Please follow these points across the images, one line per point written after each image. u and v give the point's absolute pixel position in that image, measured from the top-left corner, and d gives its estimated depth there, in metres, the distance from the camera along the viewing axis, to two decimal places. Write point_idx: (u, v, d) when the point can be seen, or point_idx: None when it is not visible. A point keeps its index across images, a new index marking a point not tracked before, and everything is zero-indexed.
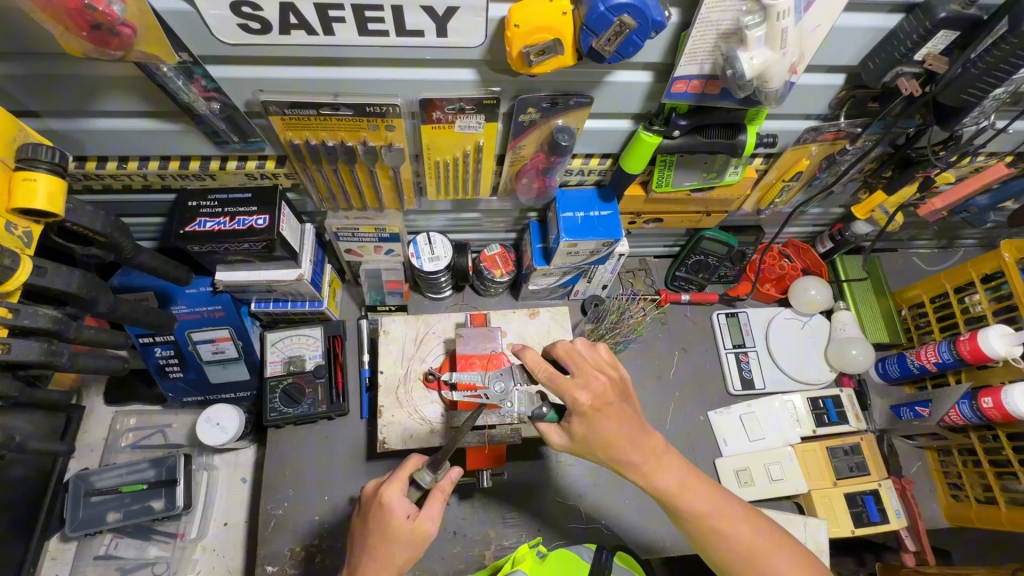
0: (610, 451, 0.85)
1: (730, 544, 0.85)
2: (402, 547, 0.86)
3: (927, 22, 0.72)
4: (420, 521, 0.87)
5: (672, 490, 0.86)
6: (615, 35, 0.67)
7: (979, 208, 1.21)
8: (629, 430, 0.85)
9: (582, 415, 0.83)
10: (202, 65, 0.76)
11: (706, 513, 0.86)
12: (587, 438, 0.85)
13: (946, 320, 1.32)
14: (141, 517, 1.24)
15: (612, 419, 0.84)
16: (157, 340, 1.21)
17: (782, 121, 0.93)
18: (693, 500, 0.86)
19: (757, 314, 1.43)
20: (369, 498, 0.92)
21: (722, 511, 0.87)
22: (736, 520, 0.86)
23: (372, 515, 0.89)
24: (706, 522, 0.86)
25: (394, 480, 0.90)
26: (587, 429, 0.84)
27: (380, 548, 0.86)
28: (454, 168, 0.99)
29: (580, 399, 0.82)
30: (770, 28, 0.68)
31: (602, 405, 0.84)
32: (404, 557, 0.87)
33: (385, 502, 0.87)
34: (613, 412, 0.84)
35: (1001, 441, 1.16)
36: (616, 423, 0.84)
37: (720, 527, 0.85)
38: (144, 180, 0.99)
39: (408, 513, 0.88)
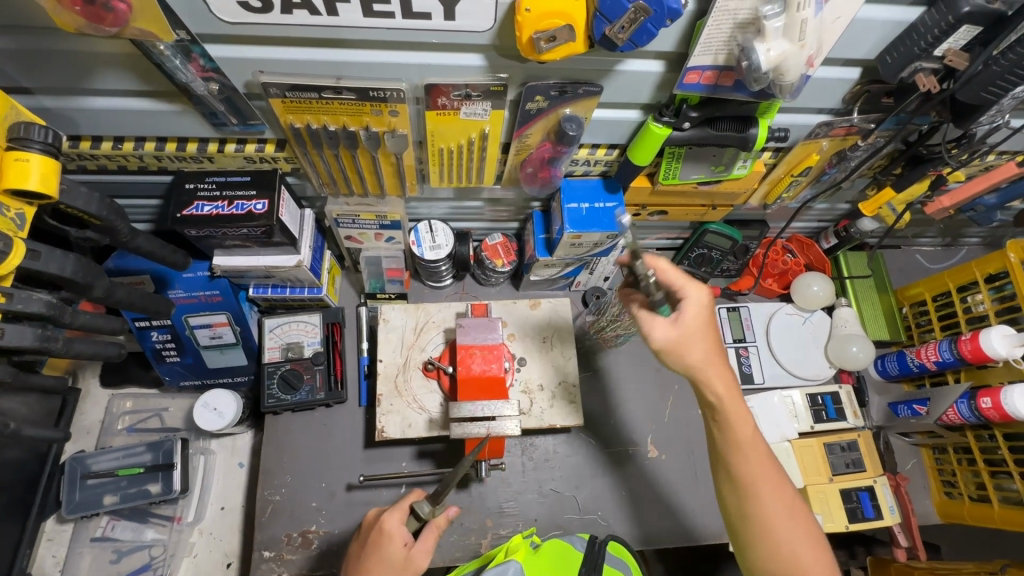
0: (679, 370, 0.82)
1: (773, 499, 0.82)
2: None
3: (950, 15, 0.70)
4: (415, 551, 0.87)
5: (743, 436, 0.83)
6: (629, 22, 0.65)
7: (987, 207, 1.19)
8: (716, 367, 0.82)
9: (688, 328, 0.81)
10: (200, 44, 0.73)
11: (762, 467, 0.83)
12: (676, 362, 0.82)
13: (947, 319, 1.32)
14: (138, 500, 1.24)
15: (706, 346, 0.82)
16: (154, 324, 1.19)
17: (794, 115, 0.92)
18: (753, 452, 0.84)
19: (758, 309, 1.42)
20: (371, 525, 0.92)
21: (774, 472, 0.84)
22: (783, 482, 0.84)
23: (370, 540, 0.89)
24: (760, 506, 0.82)
25: (396, 508, 0.90)
26: (689, 329, 0.81)
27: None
28: (459, 155, 0.97)
29: (701, 295, 0.83)
30: (790, 18, 0.67)
31: (705, 325, 0.82)
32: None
33: (384, 529, 0.88)
34: (714, 342, 0.83)
35: (998, 441, 1.17)
36: (704, 349, 0.82)
37: (769, 484, 0.83)
38: (140, 161, 0.97)
39: (405, 541, 0.88)
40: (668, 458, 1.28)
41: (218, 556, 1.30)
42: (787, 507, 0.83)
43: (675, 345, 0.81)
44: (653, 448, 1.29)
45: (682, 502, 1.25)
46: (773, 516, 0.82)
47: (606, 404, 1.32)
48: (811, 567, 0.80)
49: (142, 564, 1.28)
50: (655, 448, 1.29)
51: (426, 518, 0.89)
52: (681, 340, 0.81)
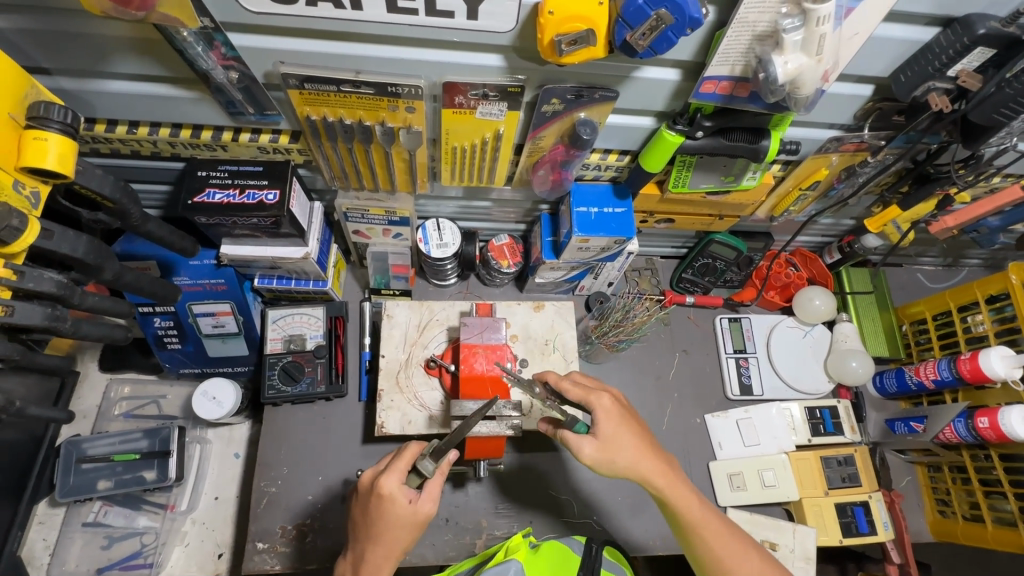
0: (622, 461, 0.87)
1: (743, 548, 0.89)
2: (403, 532, 0.87)
3: (966, 37, 0.71)
4: (421, 503, 0.88)
5: (686, 505, 0.88)
6: (650, 29, 0.66)
7: (991, 228, 1.21)
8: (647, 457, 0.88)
9: (610, 426, 0.87)
10: (223, 32, 0.73)
11: (714, 535, 0.89)
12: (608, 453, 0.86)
13: (947, 338, 1.33)
14: (133, 487, 1.23)
15: (632, 440, 0.88)
16: (157, 310, 1.19)
17: (807, 128, 0.93)
18: (706, 520, 0.89)
19: (760, 321, 1.43)
20: (368, 488, 0.90)
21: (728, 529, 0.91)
22: (738, 538, 0.91)
23: (373, 506, 0.88)
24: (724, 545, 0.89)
25: (393, 469, 0.88)
26: (612, 434, 0.87)
27: (387, 537, 0.87)
28: (472, 154, 0.97)
29: (604, 401, 0.89)
30: (809, 32, 0.66)
31: (624, 422, 0.88)
32: (406, 539, 0.89)
33: (385, 494, 0.86)
34: (633, 430, 0.89)
35: (993, 461, 1.18)
36: (633, 439, 0.88)
37: (724, 543, 0.89)
38: (154, 146, 0.97)
39: (410, 497, 0.87)
40: None
41: (209, 546, 1.30)
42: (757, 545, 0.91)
43: (606, 450, 0.86)
44: None
45: None
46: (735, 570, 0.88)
47: None
48: None
49: (133, 551, 1.27)
50: None
51: (432, 471, 0.88)
52: (608, 447, 0.86)
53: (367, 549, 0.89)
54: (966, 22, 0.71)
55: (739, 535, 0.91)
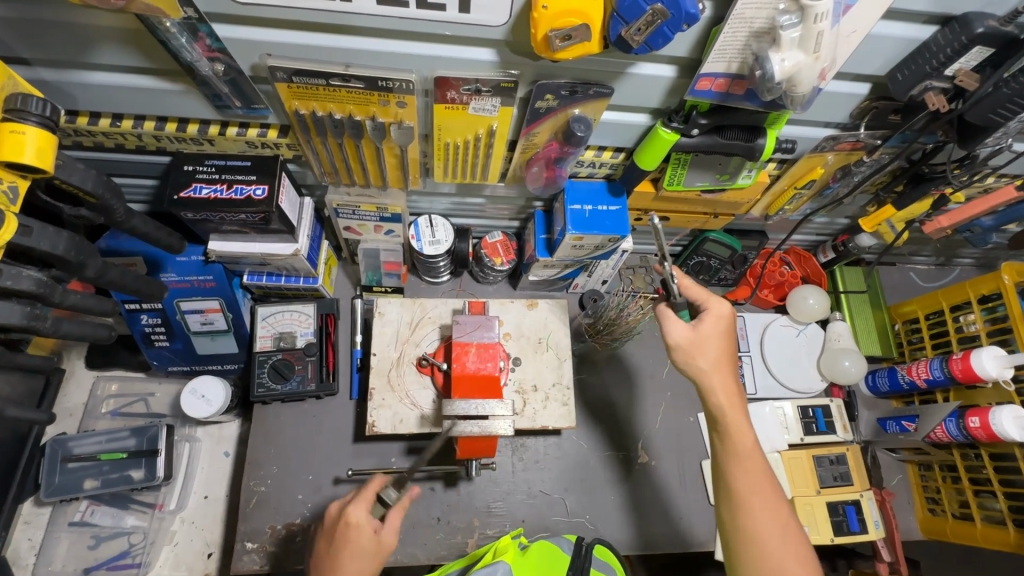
0: (704, 368, 0.92)
1: (768, 495, 0.87)
2: (366, 563, 0.87)
3: (963, 36, 0.70)
4: (384, 533, 0.91)
5: (743, 446, 0.89)
6: (646, 24, 0.64)
7: (984, 228, 1.21)
8: (724, 375, 0.92)
9: (709, 325, 0.93)
10: (207, 23, 0.71)
11: (754, 496, 0.87)
12: (691, 347, 0.92)
13: (939, 337, 1.33)
14: (120, 486, 1.22)
15: (719, 353, 0.93)
16: (144, 307, 1.18)
17: (802, 127, 0.92)
18: (756, 470, 0.88)
19: (753, 319, 1.43)
20: (334, 520, 0.93)
21: (771, 485, 0.87)
22: (776, 497, 0.87)
23: (339, 535, 0.89)
24: (750, 487, 0.87)
25: (359, 498, 0.92)
26: (705, 334, 0.93)
27: (348, 570, 0.86)
28: (465, 150, 0.96)
29: (723, 308, 0.94)
30: (806, 30, 0.65)
31: (720, 334, 0.93)
32: (368, 575, 0.88)
33: (352, 522, 0.89)
34: (725, 347, 0.93)
35: (984, 460, 1.18)
36: (717, 358, 0.92)
37: (755, 507, 0.86)
38: (138, 140, 0.95)
39: (374, 527, 0.90)
40: (659, 463, 1.29)
41: (199, 545, 1.29)
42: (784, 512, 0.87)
43: (695, 343, 0.92)
44: (645, 454, 1.30)
45: (673, 509, 1.25)
46: (754, 536, 0.85)
47: (599, 408, 1.33)
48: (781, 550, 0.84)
49: (120, 551, 1.26)
50: (645, 452, 1.30)
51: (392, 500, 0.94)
52: (694, 342, 0.92)
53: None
54: (964, 21, 0.70)
55: (780, 508, 0.86)
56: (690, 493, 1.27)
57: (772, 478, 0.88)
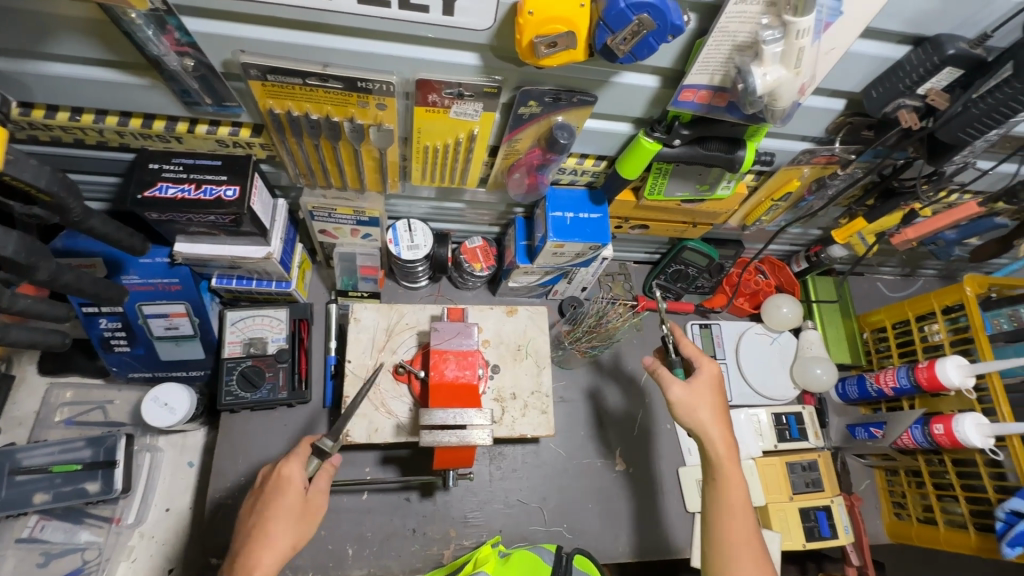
0: (701, 423, 0.93)
1: (748, 550, 0.87)
2: (294, 522, 0.87)
3: (935, 56, 0.72)
4: (314, 493, 0.90)
5: (735, 499, 0.90)
6: (632, 34, 0.64)
7: (947, 241, 1.25)
8: (719, 431, 0.93)
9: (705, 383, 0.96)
10: (176, 16, 0.68)
11: (743, 549, 0.87)
12: (690, 403, 0.94)
13: (905, 346, 1.37)
14: (74, 500, 1.15)
15: (716, 410, 0.94)
16: (103, 310, 1.12)
17: (780, 140, 0.93)
18: (742, 523, 0.89)
19: (729, 327, 1.44)
20: (267, 479, 0.91)
21: (756, 542, 0.88)
22: (760, 558, 0.86)
23: (269, 491, 0.89)
24: (732, 542, 0.88)
25: (294, 454, 0.91)
26: (700, 391, 0.95)
27: (275, 529, 0.85)
28: (445, 154, 0.94)
29: (715, 367, 0.98)
30: (788, 45, 0.66)
31: (715, 392, 0.96)
32: (298, 532, 0.87)
33: (284, 477, 0.89)
34: (720, 404, 0.95)
35: (947, 466, 1.22)
36: (714, 414, 0.94)
37: (741, 561, 0.86)
38: (100, 136, 0.90)
39: (305, 487, 0.91)
40: (635, 470, 1.29)
41: (159, 561, 1.23)
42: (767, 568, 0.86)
43: (691, 400, 0.94)
44: (622, 462, 1.29)
45: (649, 518, 1.25)
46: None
47: (578, 416, 1.32)
48: None
49: (73, 568, 1.20)
50: (622, 461, 1.30)
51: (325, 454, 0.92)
52: (691, 399, 0.94)
53: (253, 555, 0.83)
54: (936, 41, 0.72)
55: (765, 569, 0.86)
56: (667, 502, 1.27)
57: (758, 533, 0.89)
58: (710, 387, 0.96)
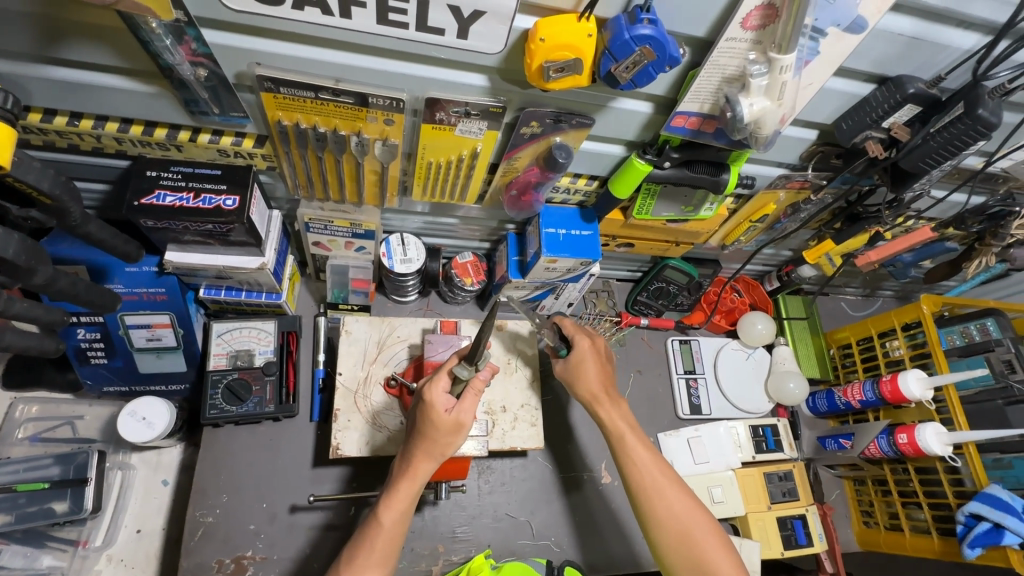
0: (583, 383, 1.08)
1: (650, 475, 0.98)
2: (444, 439, 0.87)
3: (898, 94, 0.80)
4: (459, 413, 0.87)
5: (624, 433, 1.03)
6: (634, 63, 0.69)
7: (904, 263, 1.35)
8: (603, 397, 1.06)
9: (580, 357, 1.08)
10: (196, 27, 0.70)
11: (660, 486, 0.97)
12: (576, 370, 1.08)
13: (869, 361, 1.46)
14: (39, 521, 1.09)
15: (596, 374, 1.08)
16: (83, 320, 1.08)
17: (759, 165, 1.00)
18: (638, 455, 1.00)
19: (707, 343, 1.51)
20: (417, 399, 0.91)
21: (659, 468, 0.99)
22: (667, 480, 0.98)
23: (417, 413, 0.89)
24: (644, 477, 0.98)
25: (436, 379, 0.88)
26: (580, 364, 1.08)
27: (421, 452, 0.88)
28: (446, 170, 0.97)
29: (585, 342, 1.09)
30: (773, 79, 0.72)
31: (593, 361, 1.08)
32: (450, 445, 0.88)
33: (426, 400, 0.87)
34: (602, 370, 1.08)
35: (910, 474, 1.29)
36: (598, 374, 1.07)
37: (665, 494, 0.97)
38: (96, 142, 0.89)
39: (447, 406, 0.87)
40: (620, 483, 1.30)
41: None
42: (676, 491, 0.98)
43: (572, 373, 1.09)
44: (606, 474, 1.30)
45: (632, 529, 1.27)
46: (659, 516, 0.96)
47: (565, 428, 1.33)
48: (683, 524, 0.94)
49: None
50: (607, 473, 1.31)
51: (465, 381, 0.87)
52: (573, 370, 1.08)
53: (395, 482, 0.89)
54: (898, 82, 0.80)
55: (674, 485, 0.98)
56: None
57: (663, 460, 1.00)
58: (590, 360, 1.08)
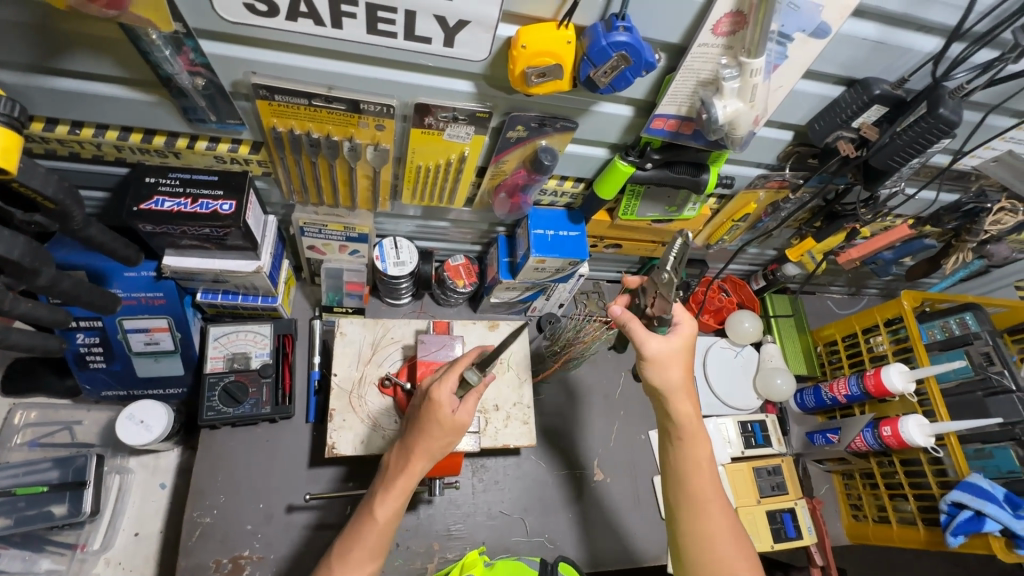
0: (668, 376, 0.90)
1: (708, 501, 0.90)
2: (443, 438, 0.89)
3: (865, 95, 0.84)
4: (460, 414, 0.89)
5: (696, 455, 0.91)
6: (612, 68, 0.73)
7: (885, 261, 1.38)
8: (683, 397, 0.91)
9: (677, 349, 0.90)
10: (194, 38, 0.73)
11: (712, 513, 0.89)
12: (659, 362, 0.90)
13: (854, 357, 1.49)
14: (37, 525, 1.10)
15: (683, 371, 0.91)
16: (82, 325, 1.10)
17: (739, 166, 1.04)
18: (701, 483, 0.90)
19: (696, 342, 1.54)
20: (422, 396, 0.93)
21: (716, 498, 0.90)
22: (720, 508, 0.90)
23: (422, 410, 0.90)
24: (698, 501, 0.90)
25: (444, 377, 0.90)
26: (675, 352, 0.90)
27: (420, 450, 0.89)
28: (437, 174, 1.00)
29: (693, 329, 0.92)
30: (744, 82, 0.76)
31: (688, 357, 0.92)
32: (446, 444, 0.90)
33: (433, 399, 0.88)
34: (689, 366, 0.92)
35: (896, 466, 1.32)
36: (683, 374, 0.91)
37: (713, 521, 0.89)
38: (97, 149, 0.92)
39: (452, 406, 0.89)
40: (612, 480, 1.33)
41: None
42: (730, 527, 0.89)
43: (658, 362, 0.90)
44: (599, 472, 1.33)
45: (624, 525, 1.29)
46: (704, 539, 0.88)
47: (559, 427, 1.36)
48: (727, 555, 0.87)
49: None
50: (600, 471, 1.33)
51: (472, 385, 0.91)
52: (665, 357, 0.90)
53: (392, 478, 0.90)
54: (865, 83, 0.84)
55: (729, 515, 0.90)
56: (644, 510, 1.31)
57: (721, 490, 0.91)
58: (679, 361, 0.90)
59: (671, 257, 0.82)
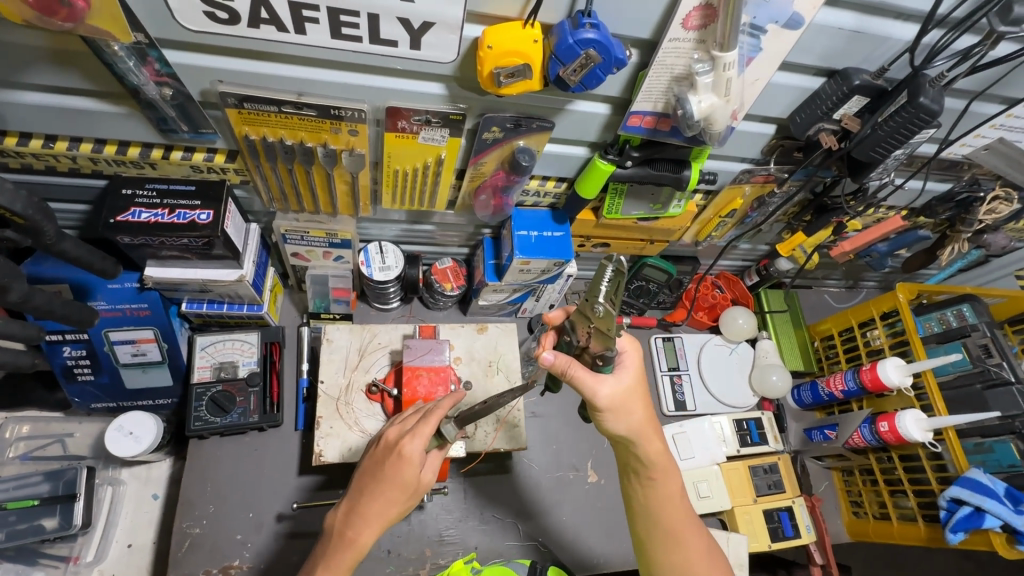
0: (626, 418, 0.83)
1: (683, 529, 0.88)
2: (403, 500, 0.83)
3: (845, 86, 0.83)
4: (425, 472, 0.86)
5: (670, 490, 0.87)
6: (581, 66, 0.71)
7: (880, 253, 1.35)
8: (649, 435, 0.84)
9: (630, 386, 0.83)
10: (157, 48, 0.73)
11: (688, 538, 0.88)
12: (616, 405, 0.82)
13: (851, 352, 1.47)
14: (28, 538, 1.10)
15: (641, 407, 0.84)
16: (68, 338, 1.10)
17: (722, 161, 1.03)
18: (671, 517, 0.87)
19: (690, 340, 1.52)
20: (389, 446, 0.85)
21: (691, 525, 0.88)
22: (694, 533, 0.88)
23: (389, 464, 0.83)
24: (675, 531, 0.87)
25: (418, 432, 0.83)
26: (631, 389, 0.83)
27: (377, 513, 0.83)
28: (415, 177, 0.99)
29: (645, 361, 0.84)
30: (718, 76, 0.75)
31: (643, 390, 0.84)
32: (401, 506, 0.84)
33: (405, 456, 0.82)
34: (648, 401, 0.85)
35: (894, 462, 1.29)
36: (642, 412, 0.84)
37: (689, 549, 0.87)
38: (73, 162, 0.92)
39: (422, 466, 0.83)
40: (606, 482, 1.32)
41: None
42: (705, 548, 0.89)
43: (614, 406, 0.82)
44: (594, 473, 1.33)
45: (615, 528, 1.28)
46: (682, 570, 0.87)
47: (552, 429, 1.36)
48: None
49: None
50: (594, 473, 1.33)
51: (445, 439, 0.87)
52: (622, 400, 0.82)
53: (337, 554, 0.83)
54: (845, 74, 0.83)
55: (703, 537, 0.89)
56: None
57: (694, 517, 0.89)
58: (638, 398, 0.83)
59: (604, 285, 0.74)
